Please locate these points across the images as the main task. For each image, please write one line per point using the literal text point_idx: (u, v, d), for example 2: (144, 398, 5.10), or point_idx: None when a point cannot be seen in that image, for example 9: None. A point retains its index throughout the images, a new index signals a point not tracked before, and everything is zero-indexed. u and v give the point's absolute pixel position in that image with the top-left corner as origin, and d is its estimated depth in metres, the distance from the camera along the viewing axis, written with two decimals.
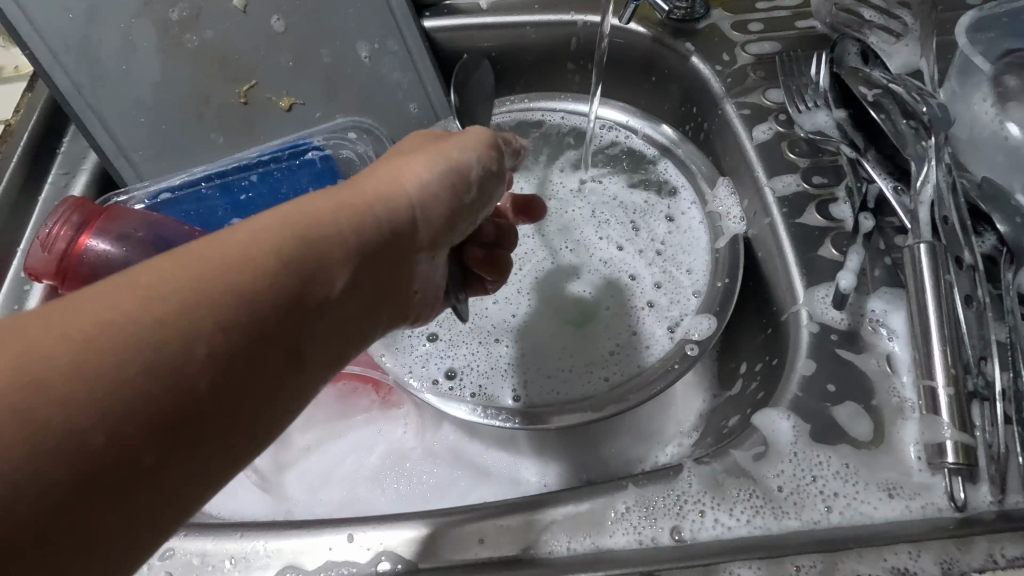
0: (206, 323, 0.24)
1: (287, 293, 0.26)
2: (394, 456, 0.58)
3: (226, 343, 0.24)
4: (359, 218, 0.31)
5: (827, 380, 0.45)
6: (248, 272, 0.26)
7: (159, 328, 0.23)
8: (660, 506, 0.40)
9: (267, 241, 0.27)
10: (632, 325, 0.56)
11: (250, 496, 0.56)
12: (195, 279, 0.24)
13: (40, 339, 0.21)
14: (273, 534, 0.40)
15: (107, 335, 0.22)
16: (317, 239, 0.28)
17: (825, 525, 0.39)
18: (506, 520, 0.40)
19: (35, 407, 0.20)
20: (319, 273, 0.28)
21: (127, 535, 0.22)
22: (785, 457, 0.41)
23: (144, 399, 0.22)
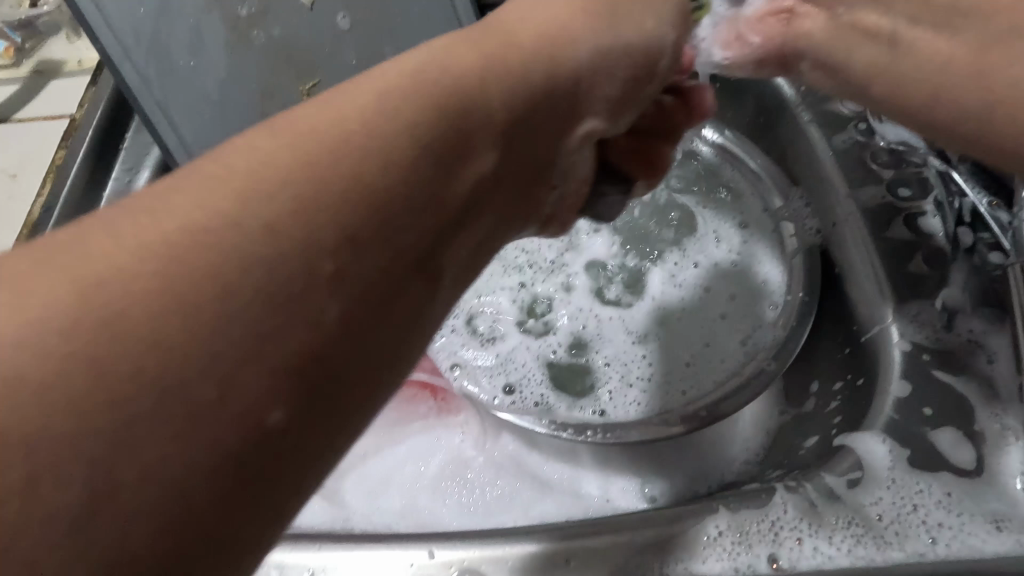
0: (333, 217, 0.20)
1: (425, 178, 0.23)
2: (452, 465, 0.57)
3: (358, 252, 0.21)
4: (502, 80, 0.26)
5: (924, 402, 0.42)
6: (361, 165, 0.21)
7: (272, 233, 0.19)
8: (755, 531, 0.38)
9: (397, 108, 0.22)
10: (702, 336, 0.55)
11: (309, 501, 0.56)
12: (312, 160, 0.20)
13: (132, 239, 0.18)
14: (352, 545, 0.39)
15: (207, 242, 0.18)
16: (455, 107, 0.24)
17: (930, 558, 0.36)
18: (592, 540, 0.39)
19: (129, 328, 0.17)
20: (456, 152, 0.24)
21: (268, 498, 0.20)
22: (882, 484, 0.39)
23: (260, 319, 0.19)
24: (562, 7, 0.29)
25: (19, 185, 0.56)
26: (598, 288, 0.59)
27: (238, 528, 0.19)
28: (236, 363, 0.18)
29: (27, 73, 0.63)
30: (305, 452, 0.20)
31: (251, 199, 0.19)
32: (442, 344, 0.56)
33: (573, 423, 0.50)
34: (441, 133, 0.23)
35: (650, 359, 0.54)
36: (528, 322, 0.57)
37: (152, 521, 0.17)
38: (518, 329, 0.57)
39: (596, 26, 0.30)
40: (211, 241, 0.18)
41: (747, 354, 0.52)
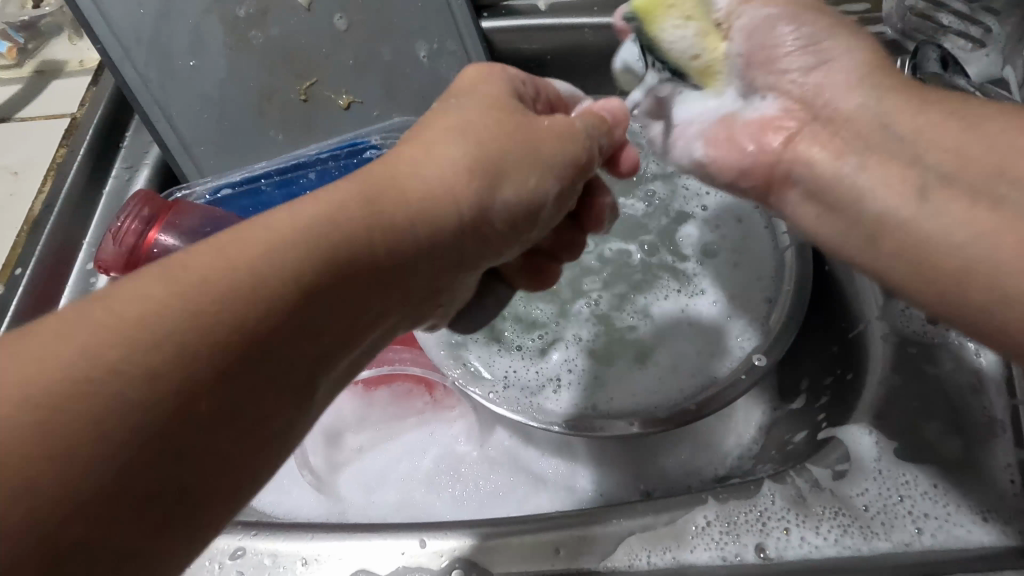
0: (179, 327, 0.22)
1: (279, 277, 0.24)
2: (447, 459, 0.57)
3: (211, 347, 0.23)
4: (389, 225, 0.28)
5: (910, 395, 0.43)
6: (290, 262, 0.25)
7: (192, 319, 0.22)
8: (742, 522, 0.38)
9: (298, 236, 0.25)
10: (697, 333, 0.55)
11: (305, 495, 0.56)
12: (186, 297, 0.23)
13: (122, 311, 0.22)
14: (345, 536, 0.40)
15: (117, 341, 0.21)
16: (349, 232, 0.27)
17: (916, 548, 0.37)
18: (581, 530, 0.39)
19: (96, 393, 0.20)
20: (344, 260, 0.26)
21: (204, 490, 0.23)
22: (868, 475, 0.39)
23: (141, 404, 0.21)
24: (454, 171, 0.30)
25: (21, 183, 0.57)
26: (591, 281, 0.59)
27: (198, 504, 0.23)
28: (130, 435, 0.21)
29: (29, 73, 0.64)
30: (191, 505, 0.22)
31: (243, 290, 0.23)
32: (447, 363, 0.54)
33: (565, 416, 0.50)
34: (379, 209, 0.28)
35: (629, 355, 0.55)
36: (519, 317, 0.58)
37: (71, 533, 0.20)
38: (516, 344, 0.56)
39: (512, 120, 0.33)
40: (189, 297, 0.23)
41: (740, 351, 0.52)
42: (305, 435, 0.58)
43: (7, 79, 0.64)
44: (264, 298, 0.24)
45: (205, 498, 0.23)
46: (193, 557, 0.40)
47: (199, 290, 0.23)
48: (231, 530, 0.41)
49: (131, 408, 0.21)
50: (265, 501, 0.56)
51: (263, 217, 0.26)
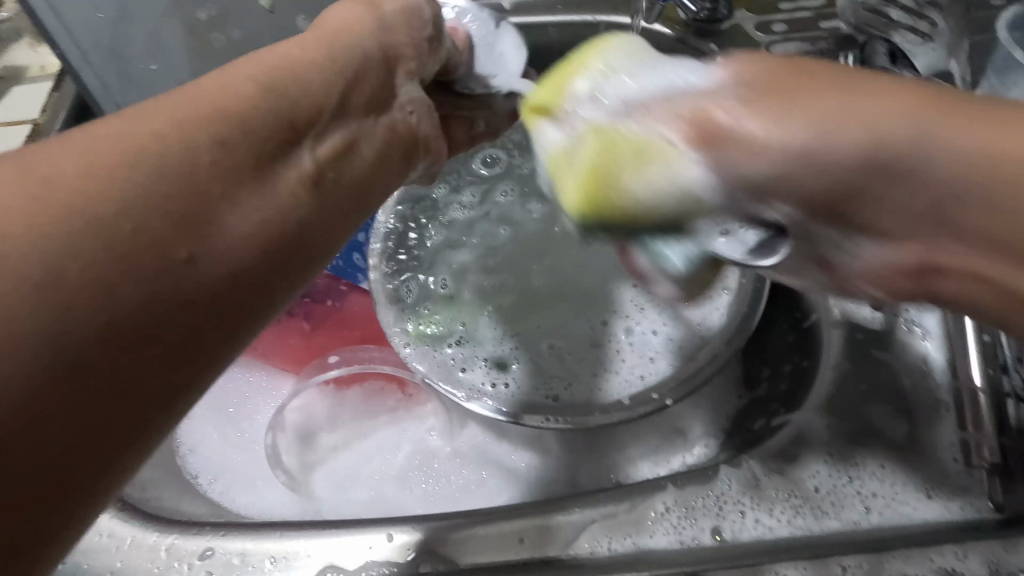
0: (173, 160, 0.25)
1: (256, 151, 0.28)
2: (421, 454, 0.58)
3: (196, 180, 0.26)
4: (290, 70, 0.31)
5: (860, 379, 0.44)
6: (153, 162, 0.25)
7: (204, 168, 0.26)
8: (700, 506, 0.40)
9: (213, 100, 0.28)
10: (658, 325, 0.57)
11: (278, 497, 0.56)
12: (205, 118, 0.27)
13: (98, 146, 0.24)
14: (311, 534, 0.40)
15: (140, 154, 0.25)
16: (297, 88, 0.31)
17: (864, 526, 0.38)
18: (544, 519, 0.40)
19: (90, 191, 0.23)
20: (296, 132, 0.30)
21: (159, 377, 0.24)
22: (820, 458, 0.41)
23: (156, 240, 0.24)
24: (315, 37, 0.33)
25: None
26: (548, 275, 0.60)
27: (184, 363, 0.25)
28: (150, 262, 0.24)
29: None
30: (186, 354, 0.25)
31: (243, 125, 0.28)
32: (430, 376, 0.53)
33: (534, 410, 0.51)
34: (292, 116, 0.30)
35: (572, 308, 0.59)
36: (489, 311, 0.58)
37: (88, 352, 0.22)
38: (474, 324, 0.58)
39: (360, 24, 0.35)
40: (100, 169, 0.24)
41: (700, 340, 0.55)
42: (275, 434, 0.58)
43: None
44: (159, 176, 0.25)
45: (153, 398, 0.24)
46: (162, 559, 0.40)
47: (104, 165, 0.24)
48: (200, 532, 0.41)
49: (71, 281, 0.22)
50: (237, 502, 0.56)
51: (199, 83, 0.29)
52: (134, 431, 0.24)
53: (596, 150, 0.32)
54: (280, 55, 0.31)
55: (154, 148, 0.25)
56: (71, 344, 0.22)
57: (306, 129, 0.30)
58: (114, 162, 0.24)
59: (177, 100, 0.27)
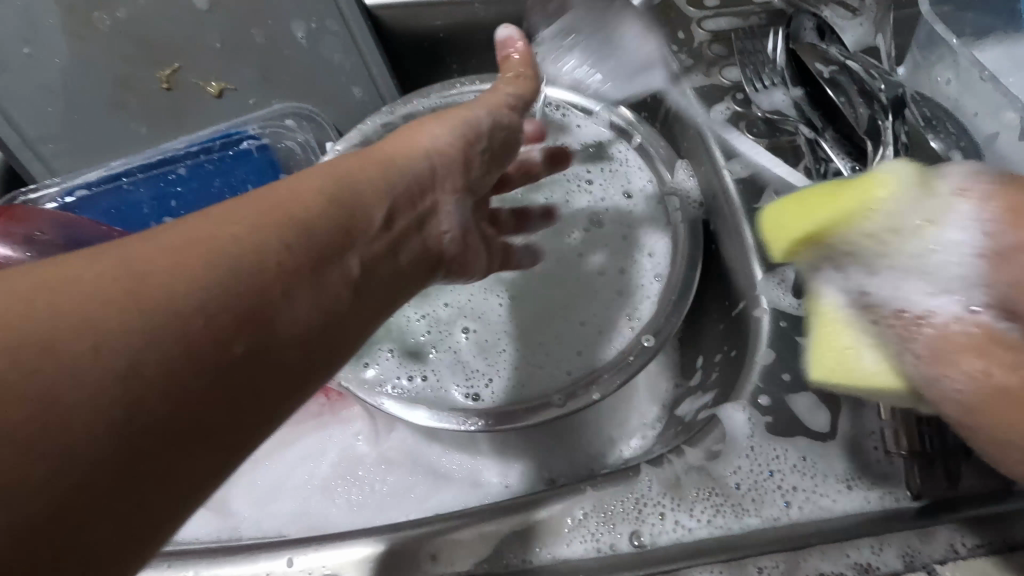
0: (220, 265, 0.23)
1: (310, 250, 0.26)
2: (346, 462, 0.55)
3: (234, 293, 0.23)
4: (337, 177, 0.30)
5: (784, 368, 0.43)
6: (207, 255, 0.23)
7: (216, 284, 0.22)
8: (619, 511, 0.38)
9: (264, 210, 0.26)
10: (588, 318, 0.55)
11: (192, 515, 0.53)
12: (233, 236, 0.24)
13: (171, 258, 0.22)
14: (205, 563, 0.37)
15: (190, 257, 0.23)
16: (347, 192, 0.30)
17: (784, 522, 0.37)
18: (458, 533, 0.38)
19: (132, 293, 0.21)
20: (351, 223, 0.29)
21: (141, 516, 0.20)
22: (741, 453, 0.40)
23: (179, 322, 0.21)
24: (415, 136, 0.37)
25: None
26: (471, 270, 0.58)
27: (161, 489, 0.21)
28: (161, 367, 0.20)
29: None
30: (174, 477, 0.21)
31: (257, 220, 0.25)
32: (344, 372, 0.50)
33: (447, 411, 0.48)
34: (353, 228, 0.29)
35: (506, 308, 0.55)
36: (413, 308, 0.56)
37: (91, 475, 0.18)
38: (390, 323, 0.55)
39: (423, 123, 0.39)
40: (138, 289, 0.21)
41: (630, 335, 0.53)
42: None
43: None
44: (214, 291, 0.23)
45: (156, 497, 0.20)
46: None
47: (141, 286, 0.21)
48: None
49: (149, 356, 0.20)
50: None
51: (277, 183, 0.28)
52: (144, 530, 0.20)
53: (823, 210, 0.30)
54: (329, 170, 0.30)
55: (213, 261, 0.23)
56: (75, 456, 0.18)
57: (359, 232, 0.29)
58: (154, 281, 0.21)
59: (259, 198, 0.27)
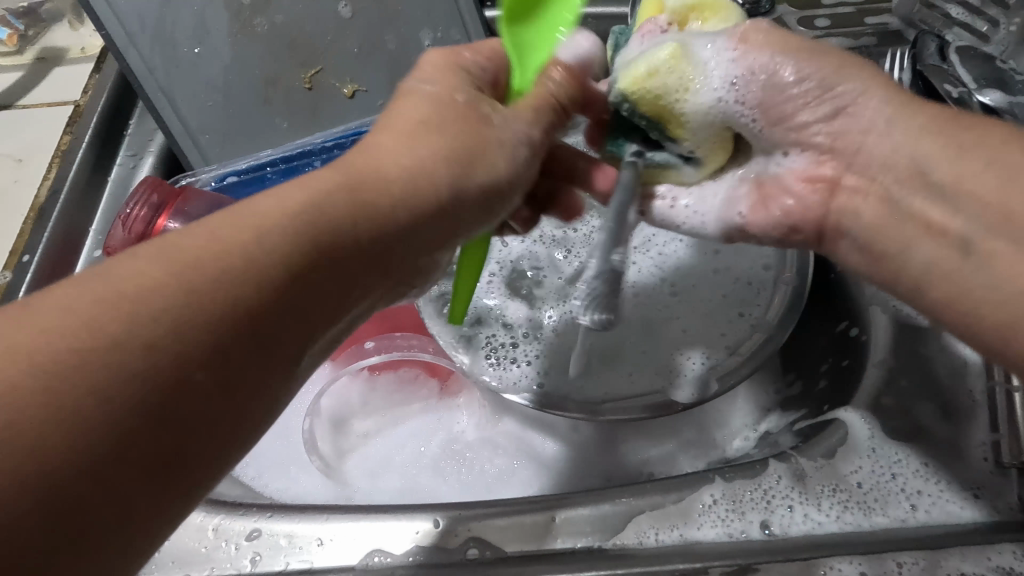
0: (223, 269, 0.25)
1: (307, 246, 0.27)
2: (451, 444, 0.58)
3: (236, 304, 0.25)
4: (359, 193, 0.29)
5: (902, 374, 0.44)
6: (306, 203, 0.28)
7: (187, 287, 0.24)
8: (748, 500, 0.39)
9: (294, 209, 0.27)
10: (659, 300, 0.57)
11: (314, 481, 0.57)
12: (229, 247, 0.26)
13: (229, 241, 0.26)
14: (358, 518, 0.41)
15: (185, 271, 0.25)
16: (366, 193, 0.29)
17: (912, 524, 0.38)
18: (593, 508, 0.40)
19: (140, 306, 0.24)
20: (352, 237, 0.28)
21: (129, 521, 0.23)
22: (862, 454, 0.40)
23: (178, 361, 0.24)
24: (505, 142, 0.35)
25: (26, 172, 0.57)
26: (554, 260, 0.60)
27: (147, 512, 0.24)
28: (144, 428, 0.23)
29: (30, 60, 0.64)
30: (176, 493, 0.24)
31: (299, 212, 0.27)
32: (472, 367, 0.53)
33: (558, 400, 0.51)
34: (352, 226, 0.28)
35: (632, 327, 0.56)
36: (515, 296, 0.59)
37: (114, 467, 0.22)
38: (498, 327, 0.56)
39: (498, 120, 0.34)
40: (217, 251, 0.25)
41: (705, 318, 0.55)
42: (312, 420, 0.57)
43: (7, 65, 0.64)
44: (230, 304, 0.25)
45: (149, 499, 0.23)
46: (210, 538, 0.40)
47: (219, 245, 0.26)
48: (248, 512, 0.41)
49: (125, 397, 0.23)
50: (274, 487, 0.57)
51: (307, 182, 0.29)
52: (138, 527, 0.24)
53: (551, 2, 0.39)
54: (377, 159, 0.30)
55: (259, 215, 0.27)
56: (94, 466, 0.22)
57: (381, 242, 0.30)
58: (155, 295, 0.24)
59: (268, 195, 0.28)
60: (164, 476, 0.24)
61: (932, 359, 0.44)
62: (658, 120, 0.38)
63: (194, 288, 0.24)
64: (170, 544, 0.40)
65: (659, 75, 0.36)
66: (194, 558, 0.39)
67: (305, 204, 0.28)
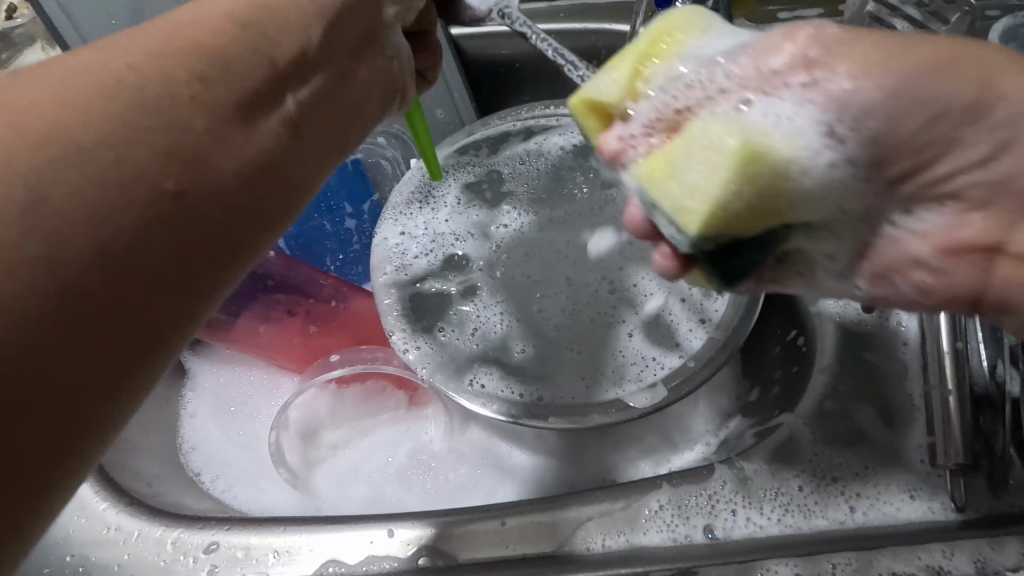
0: (125, 107, 0.24)
1: (225, 78, 0.26)
2: (418, 454, 0.59)
3: (157, 155, 0.24)
4: (261, 31, 0.28)
5: (844, 380, 0.45)
6: (189, 45, 0.26)
7: (111, 143, 0.23)
8: (693, 505, 0.41)
9: (173, 45, 0.26)
10: (602, 305, 0.58)
11: (283, 493, 0.58)
12: (116, 93, 0.24)
13: (93, 84, 0.24)
14: (313, 530, 0.41)
15: (68, 122, 0.23)
16: (266, 18, 0.29)
17: (850, 525, 0.39)
18: (543, 516, 0.41)
19: (41, 164, 0.22)
20: (269, 56, 0.28)
21: (84, 395, 0.23)
22: (804, 458, 0.42)
23: (101, 217, 0.22)
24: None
25: None
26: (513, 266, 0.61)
27: (114, 388, 0.24)
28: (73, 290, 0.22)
29: None
30: (128, 367, 0.24)
31: (185, 51, 0.26)
32: (431, 377, 0.54)
33: (521, 410, 0.51)
34: (262, 59, 0.28)
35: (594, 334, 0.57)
36: (473, 304, 0.59)
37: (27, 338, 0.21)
38: (453, 332, 0.57)
39: None
40: (83, 173, 0.22)
41: (656, 327, 0.56)
42: (279, 433, 0.59)
43: None
44: (132, 150, 0.23)
45: (109, 352, 0.23)
46: (169, 552, 0.41)
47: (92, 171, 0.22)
48: (207, 525, 0.42)
49: (66, 272, 0.22)
50: (243, 500, 0.58)
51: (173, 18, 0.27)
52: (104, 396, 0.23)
53: (657, 27, 0.34)
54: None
55: (98, 121, 0.23)
56: (26, 331, 0.21)
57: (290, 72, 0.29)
58: (50, 143, 0.22)
59: (157, 32, 0.26)
60: (118, 372, 0.24)
61: (874, 366, 0.45)
62: (744, 232, 0.29)
63: (92, 128, 0.23)
64: (129, 558, 0.41)
65: (674, 177, 0.28)
66: (151, 571, 0.40)
67: (206, 36, 0.27)
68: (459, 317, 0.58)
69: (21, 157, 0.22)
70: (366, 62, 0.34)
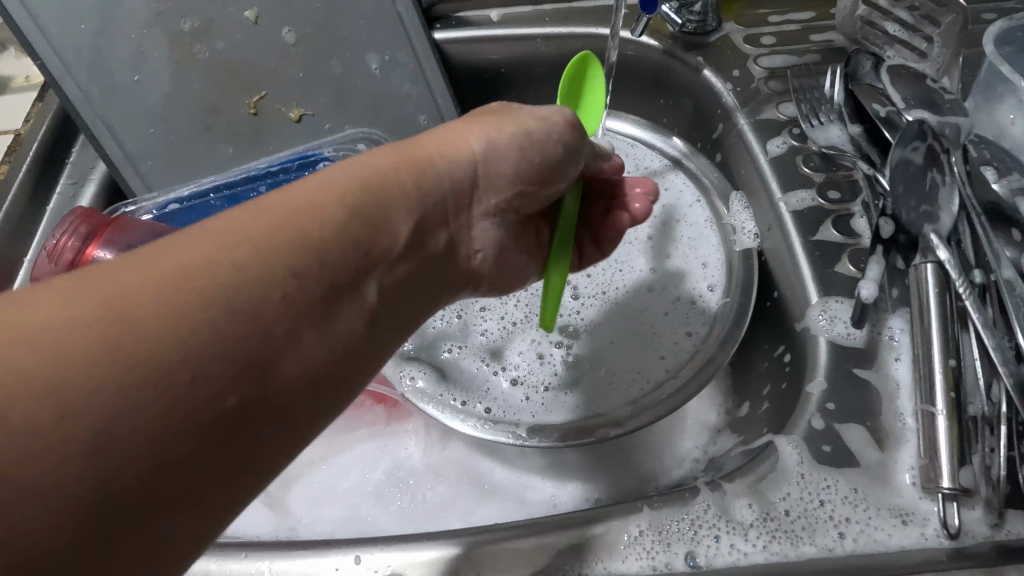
0: (258, 266, 0.27)
1: (354, 238, 0.31)
2: (395, 471, 0.57)
3: (266, 316, 0.26)
4: (379, 186, 0.33)
5: (833, 398, 0.43)
6: (326, 223, 0.30)
7: (229, 283, 0.26)
8: (675, 530, 0.39)
9: (324, 200, 0.31)
10: (547, 310, 0.59)
11: (256, 512, 0.56)
12: (262, 245, 0.28)
13: (234, 241, 0.27)
14: (277, 555, 0.40)
15: (192, 279, 0.25)
16: (381, 192, 0.33)
17: (839, 553, 0.37)
18: (518, 542, 0.39)
19: (154, 314, 0.24)
20: (383, 220, 0.33)
21: (159, 540, 0.24)
22: (791, 480, 0.40)
23: (205, 363, 0.24)
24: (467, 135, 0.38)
25: None
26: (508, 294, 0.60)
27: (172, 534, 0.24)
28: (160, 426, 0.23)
29: None
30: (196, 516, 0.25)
31: (312, 215, 0.30)
32: (413, 394, 0.53)
33: (499, 426, 0.50)
34: (372, 224, 0.32)
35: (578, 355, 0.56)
36: (466, 328, 0.59)
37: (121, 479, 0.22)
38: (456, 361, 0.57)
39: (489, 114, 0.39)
40: (163, 324, 0.24)
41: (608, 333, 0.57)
42: None
43: None
44: (271, 306, 0.27)
45: (185, 504, 0.24)
46: None
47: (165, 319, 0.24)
48: None
49: (131, 419, 0.22)
50: None
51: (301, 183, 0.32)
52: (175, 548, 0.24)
53: None
54: (371, 168, 0.34)
55: (209, 298, 0.25)
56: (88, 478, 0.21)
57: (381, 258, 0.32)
58: (187, 298, 0.25)
59: (266, 203, 0.30)
60: (198, 513, 0.25)
61: (865, 384, 0.44)
62: None
63: (232, 284, 0.26)
64: None
65: None
66: None
67: (322, 196, 0.31)
68: (451, 341, 0.58)
69: (133, 303, 0.24)
70: (449, 229, 0.38)
